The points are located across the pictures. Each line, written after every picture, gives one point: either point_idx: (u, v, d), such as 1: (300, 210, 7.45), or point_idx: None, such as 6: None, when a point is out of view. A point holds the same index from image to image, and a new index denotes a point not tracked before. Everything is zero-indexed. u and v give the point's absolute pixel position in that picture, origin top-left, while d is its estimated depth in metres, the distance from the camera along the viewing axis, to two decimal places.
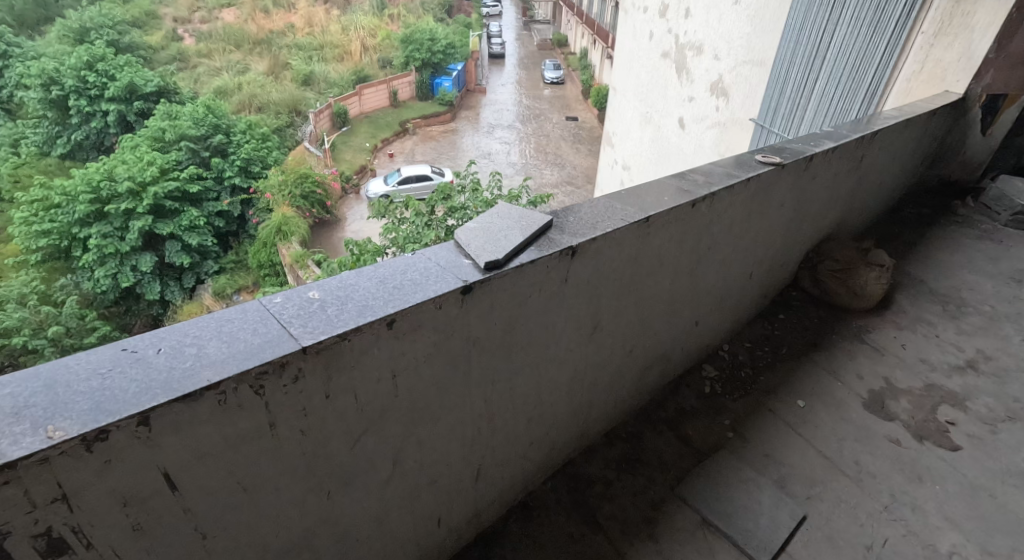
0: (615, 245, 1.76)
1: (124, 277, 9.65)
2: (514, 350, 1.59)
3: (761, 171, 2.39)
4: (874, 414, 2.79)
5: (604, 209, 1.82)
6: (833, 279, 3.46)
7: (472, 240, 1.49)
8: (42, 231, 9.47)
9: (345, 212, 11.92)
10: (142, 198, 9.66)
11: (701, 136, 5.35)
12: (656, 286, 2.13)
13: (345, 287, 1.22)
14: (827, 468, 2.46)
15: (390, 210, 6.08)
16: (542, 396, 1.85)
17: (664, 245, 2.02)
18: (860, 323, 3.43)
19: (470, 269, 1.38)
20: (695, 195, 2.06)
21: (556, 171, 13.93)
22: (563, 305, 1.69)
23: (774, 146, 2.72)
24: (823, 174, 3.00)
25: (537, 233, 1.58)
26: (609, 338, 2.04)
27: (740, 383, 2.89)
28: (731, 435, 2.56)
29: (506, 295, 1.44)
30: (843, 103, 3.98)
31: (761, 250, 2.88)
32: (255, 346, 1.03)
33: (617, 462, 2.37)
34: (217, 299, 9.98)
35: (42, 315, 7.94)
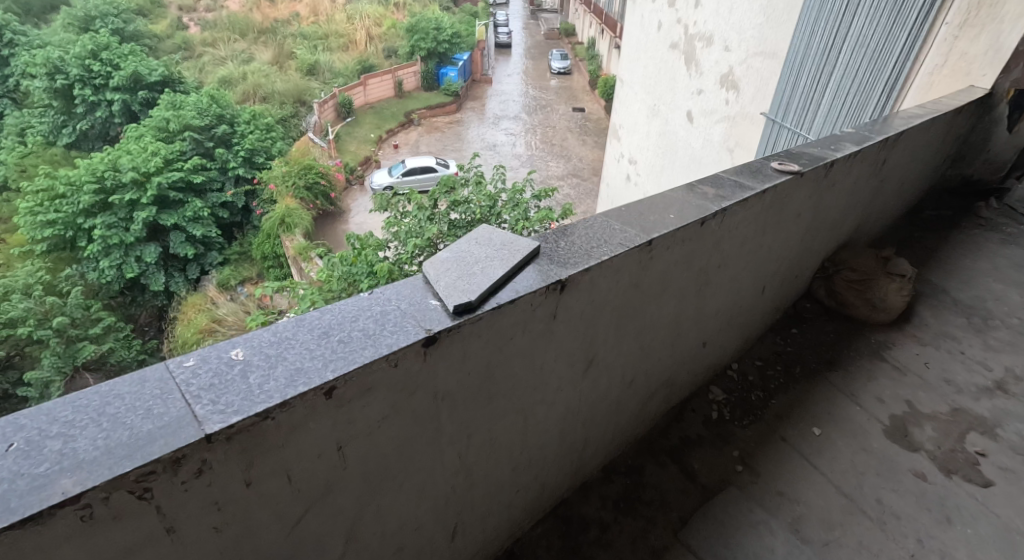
0: (612, 273, 1.54)
1: (129, 268, 9.53)
2: (494, 398, 1.38)
3: (779, 181, 2.16)
4: (896, 444, 2.57)
5: (597, 229, 1.60)
6: (850, 292, 3.23)
7: (441, 273, 1.28)
8: (47, 222, 9.25)
9: (349, 204, 11.72)
10: (146, 189, 9.51)
11: (709, 131, 5.09)
12: (657, 312, 1.92)
13: (278, 343, 1.02)
14: (845, 507, 2.26)
15: (392, 204, 5.84)
16: (528, 441, 1.64)
17: (669, 269, 1.80)
18: (879, 337, 3.20)
19: (437, 315, 1.16)
20: (702, 210, 1.83)
21: (562, 163, 13.67)
22: (552, 343, 1.47)
23: (790, 151, 2.47)
24: (844, 180, 2.76)
25: (521, 263, 1.36)
26: (606, 371, 1.83)
27: (750, 407, 2.67)
28: (740, 469, 2.35)
29: (482, 339, 1.23)
30: (861, 96, 3.70)
31: (774, 264, 2.65)
32: (139, 438, 0.85)
33: (615, 501, 2.17)
34: (220, 290, 9.76)
35: (47, 305, 7.74)
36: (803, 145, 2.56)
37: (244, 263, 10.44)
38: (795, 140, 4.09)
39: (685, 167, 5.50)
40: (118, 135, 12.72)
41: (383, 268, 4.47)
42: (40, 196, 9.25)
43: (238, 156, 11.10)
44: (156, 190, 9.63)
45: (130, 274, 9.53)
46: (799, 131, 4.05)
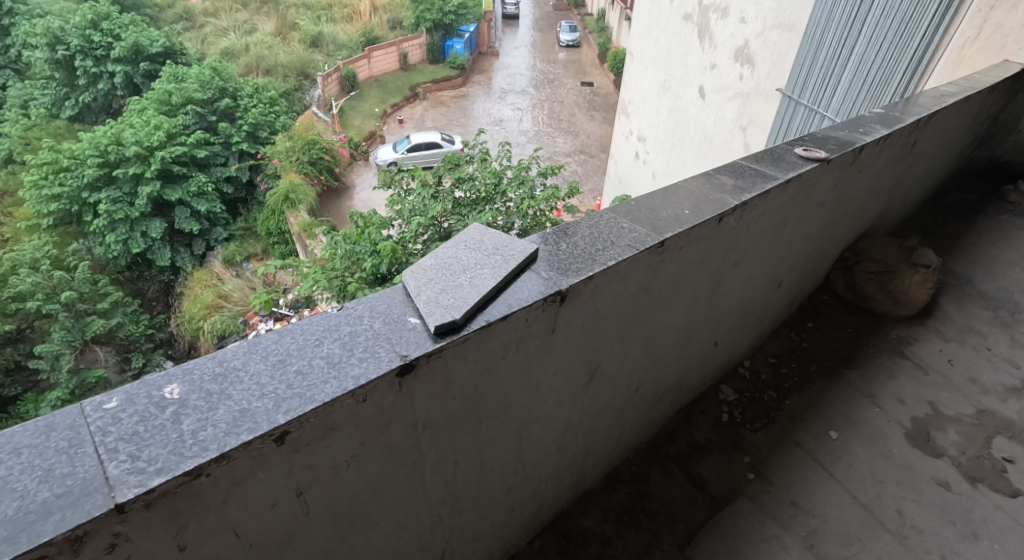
0: (619, 280, 1.38)
1: (135, 243, 9.40)
2: (484, 421, 1.24)
3: (803, 169, 1.97)
4: (918, 450, 2.42)
5: (604, 227, 1.44)
6: (872, 284, 3.05)
7: (424, 282, 1.14)
8: (52, 195, 9.09)
9: (354, 179, 11.52)
10: (150, 162, 9.30)
11: (721, 108, 4.84)
12: (668, 316, 1.76)
13: (222, 381, 0.93)
14: (863, 520, 2.13)
15: (396, 181, 5.67)
16: (524, 460, 1.51)
17: (681, 270, 1.64)
18: (901, 333, 3.02)
19: (415, 335, 1.01)
20: (720, 205, 1.65)
21: (569, 139, 13.37)
22: (550, 359, 1.32)
23: (816, 135, 2.27)
24: (870, 166, 2.56)
25: (517, 270, 1.21)
26: (610, 382, 1.68)
27: (762, 409, 2.54)
28: (751, 478, 2.23)
29: (468, 362, 1.08)
30: (885, 71, 3.46)
31: (793, 257, 2.48)
32: (33, 509, 0.77)
33: (618, 512, 2.05)
34: (226, 267, 9.55)
35: (55, 279, 7.51)
36: (830, 128, 2.36)
37: (249, 239, 10.27)
38: (813, 118, 3.89)
39: (696, 146, 5.27)
40: (121, 107, 12.50)
41: (387, 246, 4.28)
42: (42, 169, 9.08)
43: (241, 130, 10.80)
44: (160, 164, 9.39)
45: (136, 249, 9.39)
46: (816, 109, 3.84)
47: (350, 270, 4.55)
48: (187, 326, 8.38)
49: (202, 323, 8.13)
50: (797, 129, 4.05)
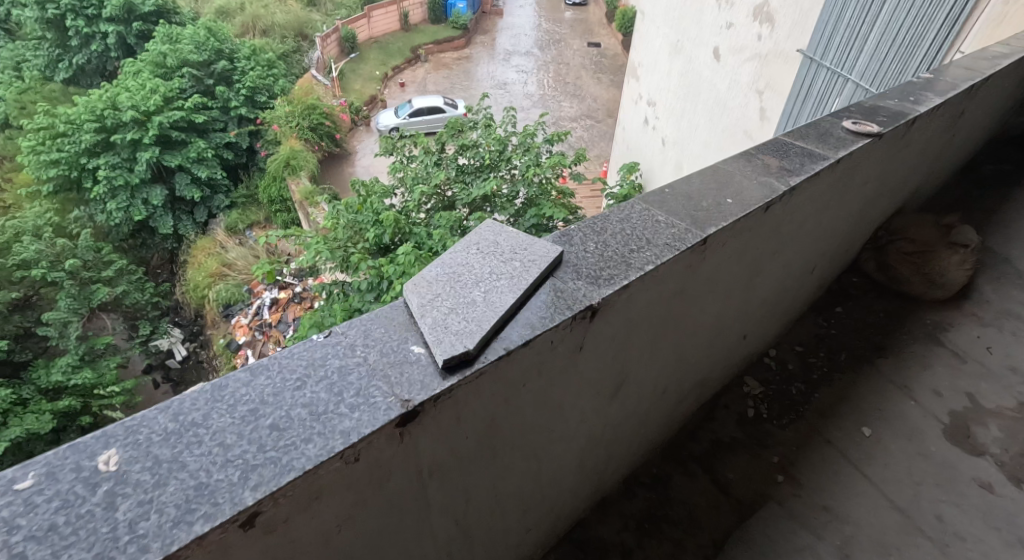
0: (654, 285, 1.21)
1: (136, 211, 9.10)
2: (500, 454, 1.10)
3: (854, 147, 1.75)
4: (957, 448, 2.26)
5: (637, 222, 1.27)
6: (907, 266, 2.84)
7: (430, 297, 1.02)
8: (51, 161, 8.69)
9: (355, 145, 11.21)
10: (148, 127, 8.86)
11: (737, 71, 4.51)
12: (701, 314, 1.58)
13: (173, 443, 0.85)
14: (901, 527, 1.99)
15: (398, 148, 5.42)
16: (543, 482, 1.36)
17: (719, 267, 1.46)
18: (936, 317, 2.82)
19: (418, 375, 0.91)
20: (767, 190, 1.46)
21: (575, 103, 12.96)
22: (576, 378, 1.16)
23: (863, 106, 2.04)
24: (919, 137, 2.33)
25: (540, 278, 1.05)
26: (637, 390, 1.52)
27: (790, 403, 2.38)
28: (780, 480, 2.09)
29: (489, 396, 0.96)
30: (917, 31, 3.18)
31: (829, 239, 2.27)
32: None
33: (639, 520, 1.93)
34: (228, 235, 9.23)
35: (58, 247, 7.01)
36: (878, 98, 2.13)
37: (251, 208, 9.84)
38: (835, 82, 3.64)
39: (708, 111, 4.92)
40: (115, 70, 12.11)
41: (390, 216, 4.08)
42: (39, 135, 8.67)
43: (240, 94, 10.36)
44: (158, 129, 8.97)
45: (138, 217, 9.07)
46: (839, 71, 3.59)
47: (353, 240, 4.37)
48: (192, 293, 8.18)
49: (207, 291, 7.93)
50: (817, 96, 3.79)
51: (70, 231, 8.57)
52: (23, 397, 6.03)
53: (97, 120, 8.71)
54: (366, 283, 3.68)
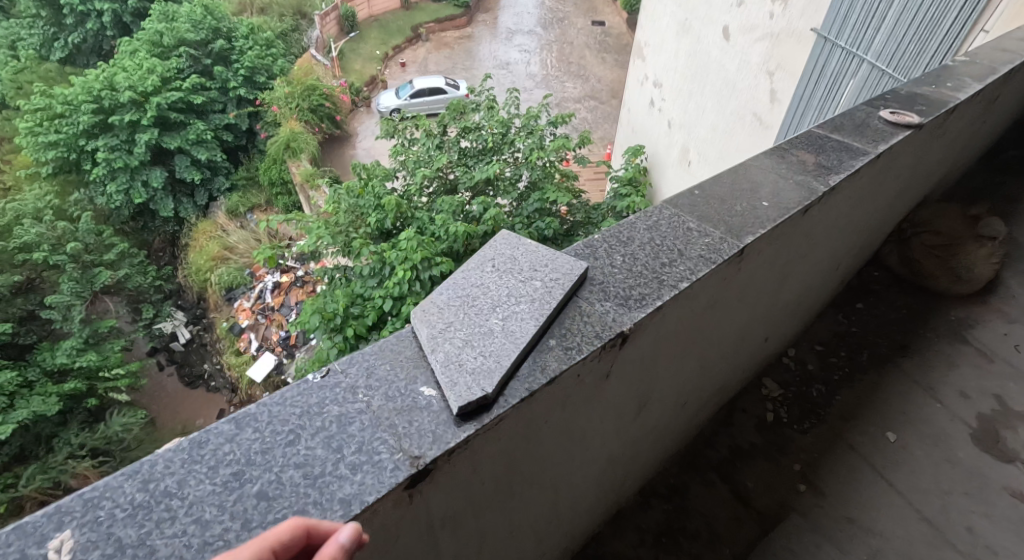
0: (680, 309, 1.14)
1: (136, 194, 8.80)
2: (515, 496, 1.09)
3: (896, 139, 1.66)
4: (986, 454, 2.16)
5: (666, 231, 1.22)
6: (931, 259, 2.72)
7: (441, 324, 1.05)
8: (49, 143, 8.43)
9: (356, 127, 11.02)
10: (146, 108, 8.56)
11: (748, 51, 4.17)
12: (728, 325, 1.48)
13: (138, 523, 0.86)
14: (928, 540, 1.90)
15: (399, 130, 5.26)
16: (562, 509, 1.31)
17: (749, 278, 1.36)
18: (962, 313, 2.69)
19: (428, 426, 0.92)
20: (805, 193, 1.40)
21: (579, 83, 12.69)
22: (595, 410, 1.11)
23: (900, 95, 1.94)
24: (954, 125, 2.20)
25: (563, 301, 1.06)
26: (660, 408, 1.44)
27: (811, 406, 2.28)
28: (801, 489, 2.01)
29: (503, 442, 0.96)
30: (940, 9, 2.79)
31: (856, 236, 2.14)
32: None
33: (655, 534, 1.87)
34: (229, 219, 9.04)
35: (59, 230, 6.68)
36: (914, 84, 2.03)
37: (252, 190, 9.50)
38: (849, 64, 3.29)
39: (717, 93, 4.62)
40: (112, 50, 11.93)
41: (392, 201, 3.94)
42: (36, 115, 8.36)
43: (238, 74, 9.91)
44: (156, 110, 8.64)
45: (138, 200, 8.78)
46: (853, 53, 3.23)
47: (355, 225, 4.23)
48: (193, 278, 7.85)
49: (210, 275, 7.59)
50: (831, 77, 3.43)
51: (71, 214, 8.29)
52: (29, 379, 5.97)
53: (94, 101, 8.39)
54: (369, 269, 3.56)
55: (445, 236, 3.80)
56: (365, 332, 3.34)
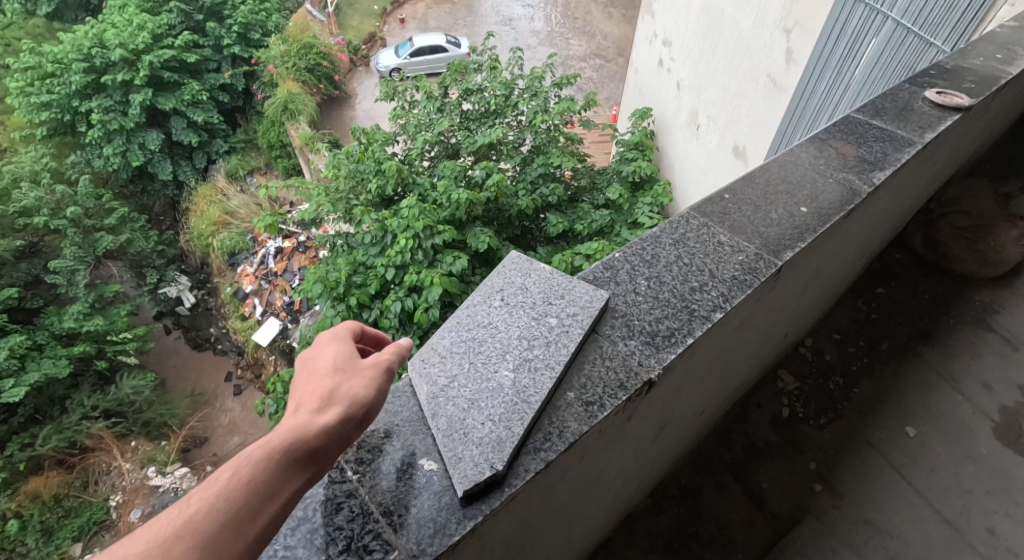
0: (692, 350, 1.27)
1: (134, 156, 8.13)
2: (531, 533, 1.17)
3: (945, 124, 1.89)
4: (1010, 449, 2.08)
5: (699, 249, 1.40)
6: (959, 243, 2.58)
7: (442, 382, 1.12)
8: (42, 104, 7.74)
9: (355, 87, 10.69)
10: (138, 68, 7.90)
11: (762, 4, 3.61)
12: (731, 349, 1.57)
13: None
14: (948, 542, 1.85)
15: (400, 92, 5.04)
16: (573, 534, 1.40)
17: (753, 307, 1.46)
18: (986, 297, 2.58)
19: (427, 514, 0.96)
20: (848, 193, 1.58)
21: (585, 40, 12.24)
22: (606, 449, 1.21)
23: (953, 72, 2.21)
24: (993, 104, 2.41)
25: (585, 335, 1.20)
26: (666, 431, 1.52)
27: (828, 399, 2.21)
28: (818, 489, 1.96)
29: (527, 498, 1.05)
30: None
31: (879, 220, 2.04)
32: None
33: (666, 540, 1.86)
34: (229, 181, 8.39)
35: (57, 194, 6.44)
36: (965, 59, 2.30)
37: (251, 152, 8.92)
38: (872, 20, 2.85)
39: (729, 51, 4.03)
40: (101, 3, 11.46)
41: (393, 166, 3.77)
42: (24, 75, 7.71)
43: (232, 31, 9.43)
44: (149, 69, 8.01)
45: (136, 163, 8.13)
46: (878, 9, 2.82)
47: (356, 191, 4.06)
48: (196, 242, 7.60)
49: (212, 240, 7.38)
50: (850, 37, 2.97)
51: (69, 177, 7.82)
52: (38, 342, 5.85)
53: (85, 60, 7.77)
54: (370, 237, 3.45)
55: (447, 203, 3.67)
56: (368, 300, 3.21)
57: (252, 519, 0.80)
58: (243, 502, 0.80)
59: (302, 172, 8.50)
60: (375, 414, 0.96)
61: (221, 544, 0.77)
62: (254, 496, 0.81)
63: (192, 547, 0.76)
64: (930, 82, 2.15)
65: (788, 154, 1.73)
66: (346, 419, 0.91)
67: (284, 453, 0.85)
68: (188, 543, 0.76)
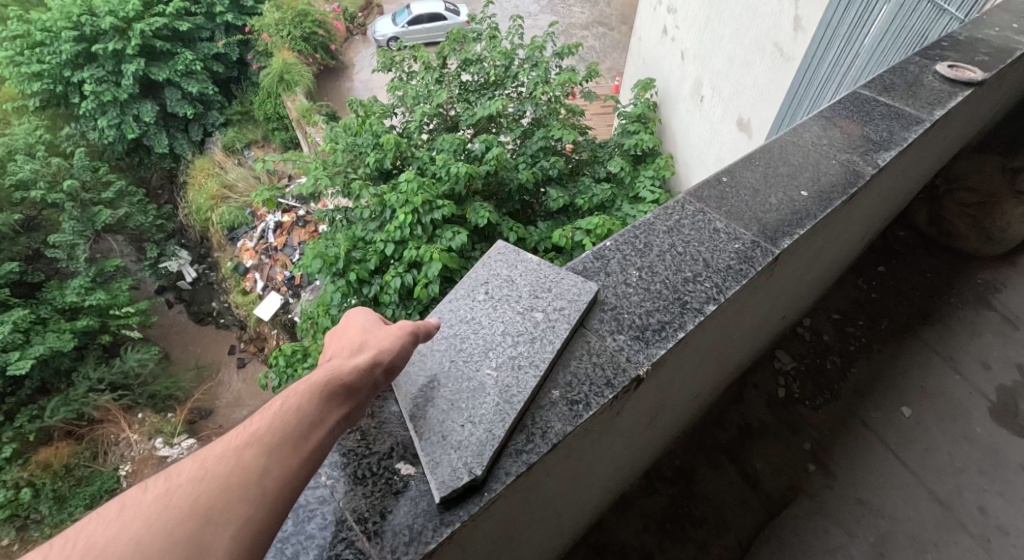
0: (682, 344, 1.28)
1: (128, 129, 8.00)
2: (519, 522, 1.18)
3: (958, 99, 1.83)
4: (1005, 429, 2.07)
5: (696, 238, 1.40)
6: (963, 220, 2.55)
7: (420, 384, 1.11)
8: (33, 74, 7.60)
9: (351, 57, 10.48)
10: (130, 36, 7.74)
11: None
12: (725, 336, 1.58)
13: None
14: (940, 521, 1.86)
15: (397, 63, 4.93)
16: (562, 517, 1.42)
17: (748, 296, 1.46)
18: (988, 275, 2.55)
19: (404, 521, 0.96)
20: (851, 175, 1.54)
21: (587, 8, 11.95)
22: (594, 440, 1.23)
23: (966, 43, 2.18)
24: (1006, 77, 2.38)
25: (572, 330, 1.20)
26: (657, 417, 1.53)
27: (825, 380, 2.19)
28: (811, 470, 1.97)
29: (508, 498, 1.05)
30: None
31: (882, 199, 2.01)
32: None
33: (659, 521, 1.87)
34: (227, 155, 8.28)
35: (54, 167, 6.36)
36: (982, 30, 2.29)
37: (247, 125, 8.79)
38: None
39: (735, 19, 3.88)
40: None
41: (391, 139, 3.69)
42: (14, 43, 7.55)
43: None
44: (141, 38, 7.82)
45: (132, 135, 8.00)
46: None
47: (353, 165, 3.99)
48: (194, 217, 7.54)
49: (211, 214, 7.31)
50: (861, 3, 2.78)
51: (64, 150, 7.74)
52: (41, 316, 5.80)
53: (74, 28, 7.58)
54: (369, 212, 3.40)
55: (446, 177, 3.61)
56: (367, 276, 3.16)
57: (307, 434, 0.91)
58: (299, 419, 0.92)
59: (300, 145, 8.34)
60: (402, 364, 1.08)
61: (282, 451, 0.88)
62: (306, 415, 0.93)
63: (260, 452, 0.87)
64: (942, 54, 2.09)
65: (791, 134, 1.70)
66: (378, 361, 1.04)
67: (330, 384, 0.97)
68: (258, 448, 0.88)
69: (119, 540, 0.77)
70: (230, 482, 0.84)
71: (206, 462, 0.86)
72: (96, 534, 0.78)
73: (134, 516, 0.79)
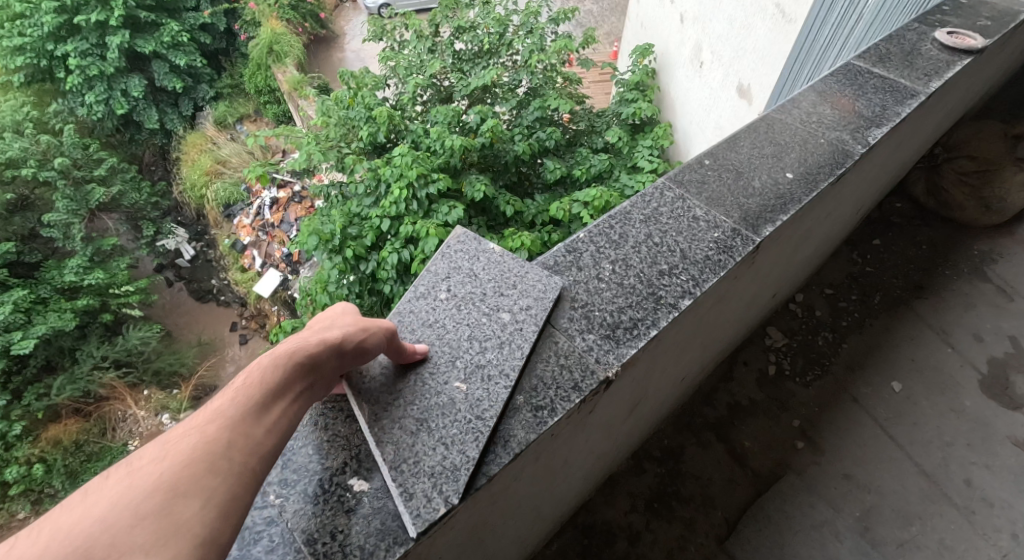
0: (656, 341, 1.27)
1: (117, 104, 7.86)
2: (495, 517, 1.19)
3: (956, 68, 1.78)
4: (995, 402, 2.07)
5: (677, 227, 1.38)
6: (962, 190, 2.51)
7: (385, 398, 1.09)
8: (17, 49, 7.44)
9: (343, 25, 10.21)
10: (113, 6, 7.51)
11: None
12: (711, 317, 1.57)
13: None
14: (926, 494, 1.88)
15: (389, 32, 4.79)
16: (545, 500, 1.44)
17: (731, 281, 1.45)
18: (985, 246, 2.52)
19: (358, 540, 0.96)
20: (840, 154, 1.51)
21: None
22: (569, 437, 1.23)
23: (967, 6, 2.11)
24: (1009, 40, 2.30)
25: (541, 328, 1.19)
26: (640, 401, 1.54)
27: (816, 356, 2.19)
28: (799, 446, 1.98)
29: (474, 506, 1.06)
30: None
31: (874, 173, 1.97)
32: None
33: (646, 501, 1.90)
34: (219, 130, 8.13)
35: (44, 144, 6.24)
36: None
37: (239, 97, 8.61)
38: None
39: None
40: None
41: (384, 111, 3.59)
42: None
43: None
44: (124, 8, 7.59)
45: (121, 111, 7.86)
46: None
47: (347, 139, 3.89)
48: (189, 194, 7.46)
49: (205, 191, 7.22)
50: None
51: (52, 127, 7.58)
52: (41, 296, 5.75)
53: None
54: (364, 187, 3.35)
55: (441, 150, 3.53)
56: (364, 252, 3.12)
57: (270, 407, 0.89)
58: (263, 390, 0.89)
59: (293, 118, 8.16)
60: (374, 347, 1.05)
61: (246, 426, 0.85)
62: (269, 389, 0.90)
63: (224, 424, 0.84)
64: (943, 19, 2.02)
65: (780, 110, 1.65)
66: (346, 337, 1.01)
67: (291, 356, 0.94)
68: (224, 420, 0.85)
69: (85, 520, 0.73)
70: (197, 455, 0.80)
71: (168, 444, 0.82)
72: (63, 517, 0.74)
73: (96, 501, 0.75)
